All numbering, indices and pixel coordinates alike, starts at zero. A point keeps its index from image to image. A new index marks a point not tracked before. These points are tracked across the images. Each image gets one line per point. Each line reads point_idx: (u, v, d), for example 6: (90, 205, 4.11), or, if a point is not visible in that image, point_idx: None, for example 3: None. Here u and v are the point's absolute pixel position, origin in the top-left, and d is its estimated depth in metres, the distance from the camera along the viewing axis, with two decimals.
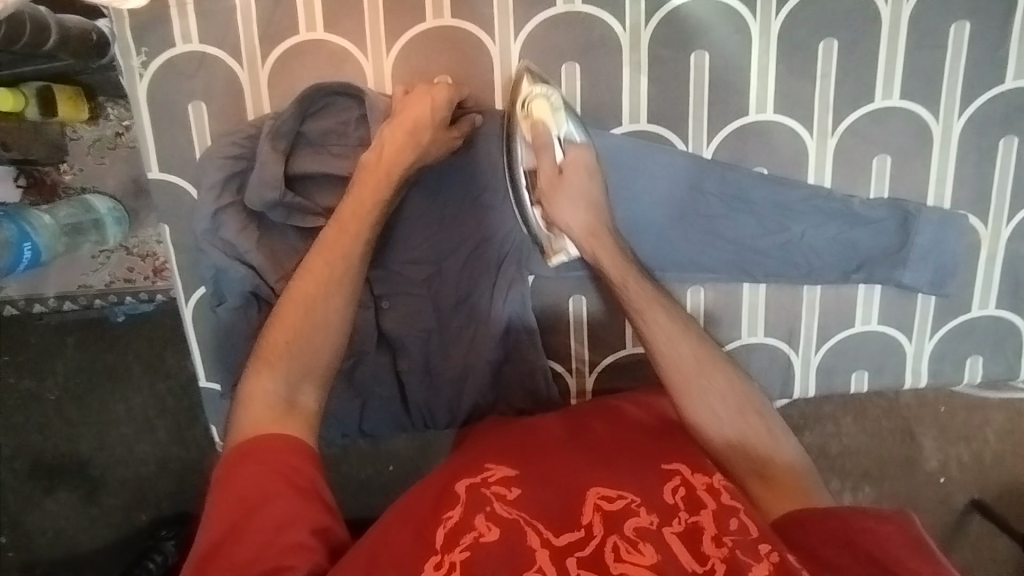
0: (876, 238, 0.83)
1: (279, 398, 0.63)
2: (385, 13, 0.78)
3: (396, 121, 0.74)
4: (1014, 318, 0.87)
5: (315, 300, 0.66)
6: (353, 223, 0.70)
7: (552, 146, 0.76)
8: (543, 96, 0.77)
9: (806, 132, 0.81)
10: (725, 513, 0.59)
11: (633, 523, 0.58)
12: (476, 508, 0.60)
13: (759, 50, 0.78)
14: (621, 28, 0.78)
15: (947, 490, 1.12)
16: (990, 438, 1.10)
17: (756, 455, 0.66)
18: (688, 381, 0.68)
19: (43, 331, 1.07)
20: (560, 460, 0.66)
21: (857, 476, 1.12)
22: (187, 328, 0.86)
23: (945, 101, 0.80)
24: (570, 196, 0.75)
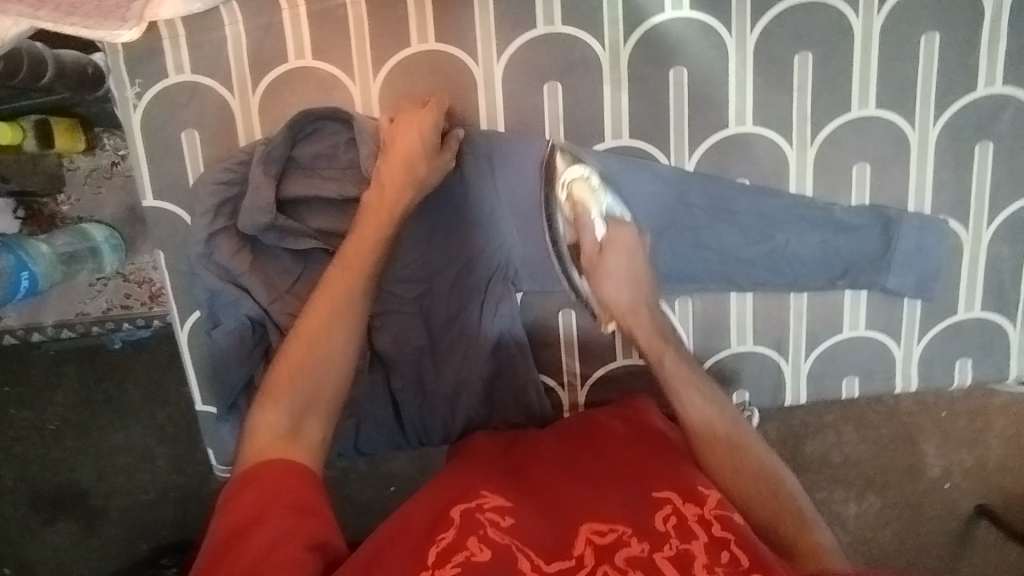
0: (860, 246, 0.84)
1: (283, 426, 0.63)
2: (371, 39, 0.80)
3: (388, 163, 0.75)
4: (1000, 319, 0.87)
5: (320, 334, 0.67)
6: (358, 261, 0.70)
7: (592, 225, 0.79)
8: (582, 178, 0.80)
9: (785, 143, 0.82)
10: (717, 545, 0.60)
11: (625, 552, 0.60)
12: (469, 531, 0.61)
13: (736, 65, 0.80)
14: (601, 47, 0.80)
15: (952, 497, 1.12)
16: (994, 445, 1.11)
17: (770, 500, 0.67)
18: (710, 442, 0.71)
19: (42, 361, 1.08)
20: (554, 493, 0.68)
21: (860, 486, 1.13)
22: (183, 352, 0.88)
23: (920, 109, 0.82)
24: (613, 275, 0.77)
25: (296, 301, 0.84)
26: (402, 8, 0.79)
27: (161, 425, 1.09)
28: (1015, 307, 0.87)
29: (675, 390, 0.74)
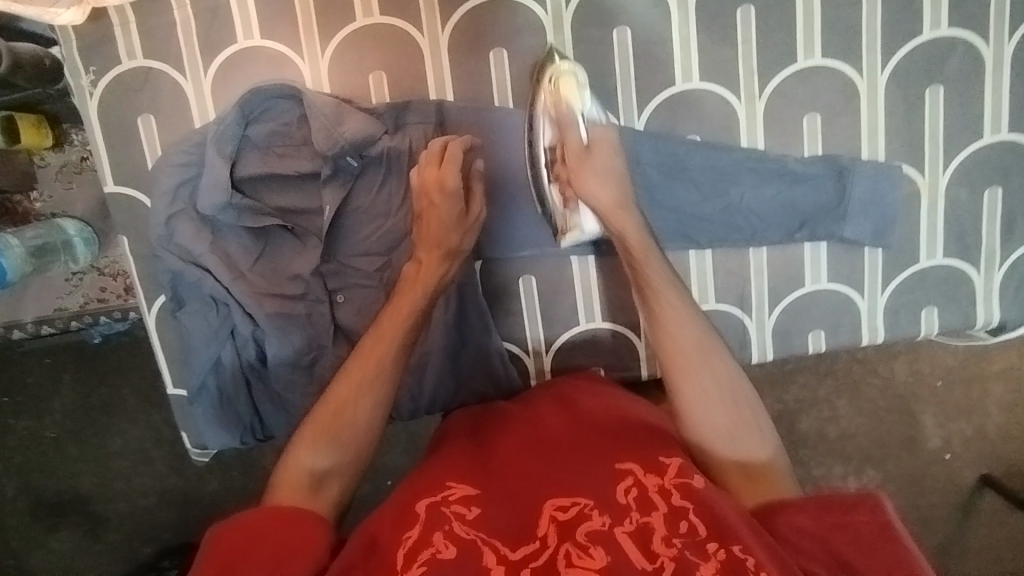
0: (815, 196, 0.84)
1: (307, 478, 0.64)
2: (316, 15, 0.81)
3: (423, 240, 0.76)
4: (963, 265, 0.87)
5: (347, 404, 0.67)
6: (389, 332, 0.70)
7: (576, 122, 0.77)
8: (570, 75, 0.79)
9: (734, 97, 0.83)
10: (676, 515, 0.58)
11: (585, 528, 0.57)
12: (434, 527, 0.59)
13: (679, 22, 0.81)
14: (543, 11, 0.80)
15: (955, 467, 1.16)
16: (993, 412, 1.16)
17: (742, 458, 0.64)
18: (682, 360, 0.67)
19: (39, 368, 1.11)
20: (520, 472, 0.66)
21: (858, 461, 1.17)
22: (151, 335, 0.89)
23: (867, 56, 0.82)
24: (595, 171, 0.73)
25: (256, 279, 0.85)
26: None
27: (155, 423, 1.12)
28: (978, 252, 0.86)
29: (656, 288, 0.69)
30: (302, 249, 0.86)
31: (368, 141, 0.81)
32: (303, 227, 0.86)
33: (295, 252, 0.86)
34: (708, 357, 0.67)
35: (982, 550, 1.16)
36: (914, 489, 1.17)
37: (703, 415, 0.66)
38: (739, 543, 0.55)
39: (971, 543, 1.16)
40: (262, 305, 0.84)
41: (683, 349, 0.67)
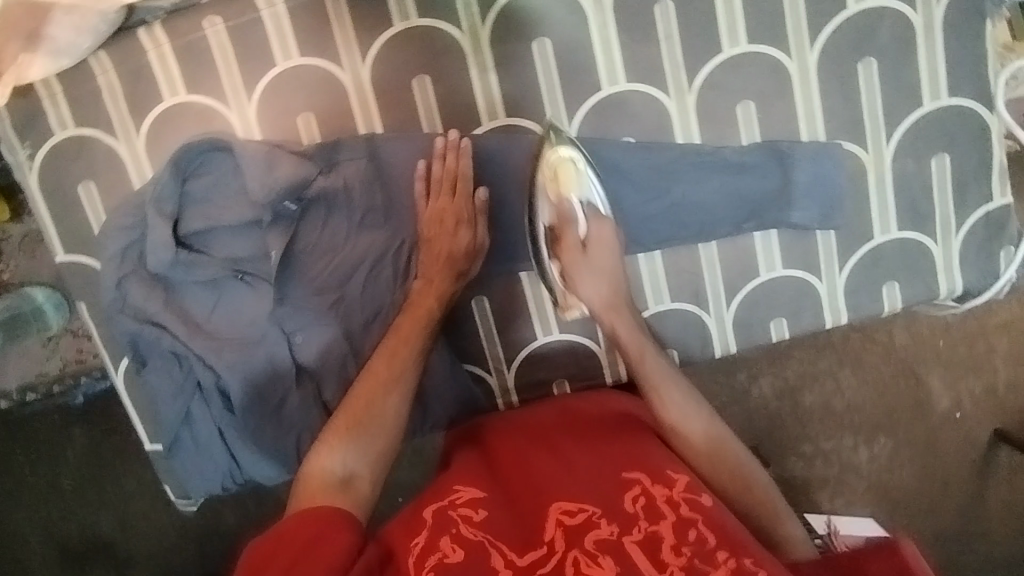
0: (759, 184, 0.83)
1: (336, 474, 0.70)
2: (237, 64, 0.81)
3: (430, 262, 0.82)
4: (919, 236, 0.85)
5: (375, 398, 0.75)
6: (408, 337, 0.79)
7: (575, 215, 0.79)
8: (571, 162, 0.79)
9: (663, 94, 0.81)
10: (684, 524, 0.61)
11: (593, 536, 0.61)
12: (442, 531, 0.64)
13: (597, 26, 0.79)
14: (460, 32, 0.80)
15: (969, 426, 1.18)
16: (1000, 367, 1.18)
17: (756, 503, 0.70)
18: (702, 446, 0.72)
19: (50, 422, 1.13)
20: (527, 482, 0.70)
21: (869, 429, 1.19)
22: (122, 395, 0.90)
23: (794, 37, 0.80)
24: (591, 269, 0.78)
25: (212, 330, 0.87)
26: (260, 29, 0.80)
27: None
28: (932, 222, 0.85)
29: (654, 386, 0.75)
30: (254, 294, 0.87)
31: (303, 183, 0.82)
32: (252, 273, 0.86)
33: (248, 298, 0.87)
34: (714, 435, 0.73)
35: (1003, 506, 1.18)
36: (928, 455, 1.18)
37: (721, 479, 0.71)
38: (747, 555, 0.59)
39: (991, 501, 1.18)
40: (221, 356, 0.85)
41: (691, 439, 0.72)
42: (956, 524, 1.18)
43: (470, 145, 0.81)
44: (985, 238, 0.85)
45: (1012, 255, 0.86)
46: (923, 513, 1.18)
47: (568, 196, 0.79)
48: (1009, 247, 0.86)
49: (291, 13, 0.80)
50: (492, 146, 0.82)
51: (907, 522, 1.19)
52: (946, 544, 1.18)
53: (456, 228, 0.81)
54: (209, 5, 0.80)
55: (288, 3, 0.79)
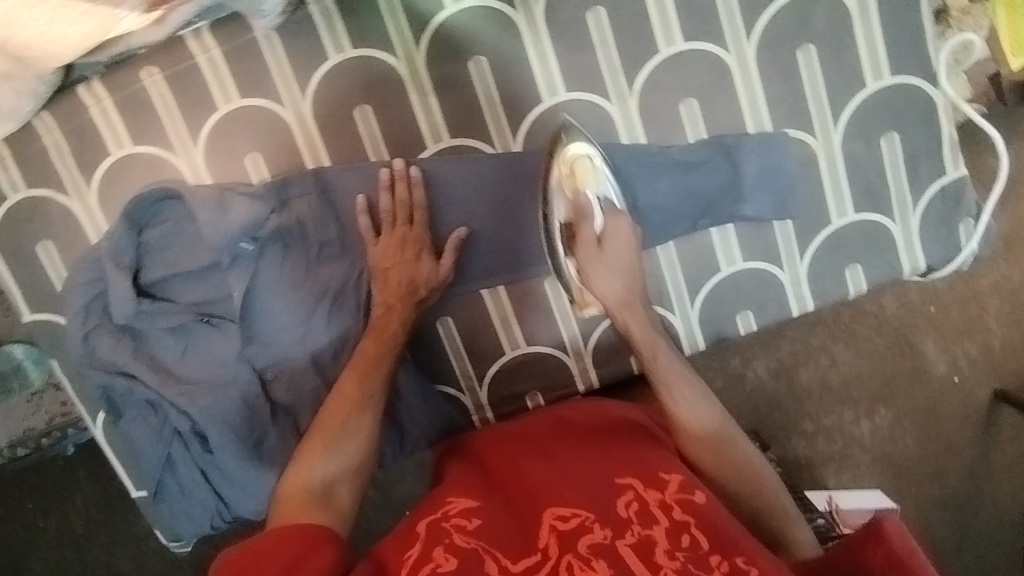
0: (710, 181, 0.83)
1: (315, 487, 0.74)
2: (180, 111, 0.81)
3: (385, 290, 0.82)
4: (875, 217, 0.85)
5: (346, 415, 0.78)
6: (371, 363, 0.80)
7: (591, 214, 0.79)
8: (586, 157, 0.79)
9: (604, 100, 0.81)
10: (678, 529, 0.63)
11: (588, 540, 0.63)
12: (434, 542, 0.66)
13: (531, 40, 0.79)
14: (396, 59, 0.80)
15: (968, 388, 1.21)
16: (993, 327, 1.22)
17: (757, 505, 0.73)
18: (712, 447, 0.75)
19: (56, 471, 1.17)
20: (523, 487, 0.72)
21: (870, 402, 1.22)
22: (103, 445, 0.92)
23: (729, 31, 0.80)
24: (608, 263, 0.78)
25: (183, 375, 0.86)
26: (198, 75, 0.80)
27: None
28: (888, 202, 0.84)
29: (668, 386, 0.78)
30: (223, 337, 0.87)
31: (257, 223, 0.82)
32: (219, 316, 0.87)
33: (217, 342, 0.87)
34: (719, 444, 0.75)
35: (1011, 465, 1.19)
36: (928, 420, 1.22)
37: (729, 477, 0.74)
38: (738, 555, 0.61)
39: (998, 461, 1.20)
40: (194, 401, 0.85)
41: (703, 440, 0.75)
42: (965, 487, 1.20)
43: (421, 174, 0.81)
44: (943, 213, 0.85)
45: (971, 227, 0.86)
46: (931, 479, 1.21)
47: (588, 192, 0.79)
48: (967, 220, 0.85)
49: (226, 57, 0.80)
50: (448, 170, 0.83)
51: (914, 490, 1.21)
52: (957, 508, 1.19)
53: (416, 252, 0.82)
54: (145, 56, 0.81)
55: (222, 46, 0.80)
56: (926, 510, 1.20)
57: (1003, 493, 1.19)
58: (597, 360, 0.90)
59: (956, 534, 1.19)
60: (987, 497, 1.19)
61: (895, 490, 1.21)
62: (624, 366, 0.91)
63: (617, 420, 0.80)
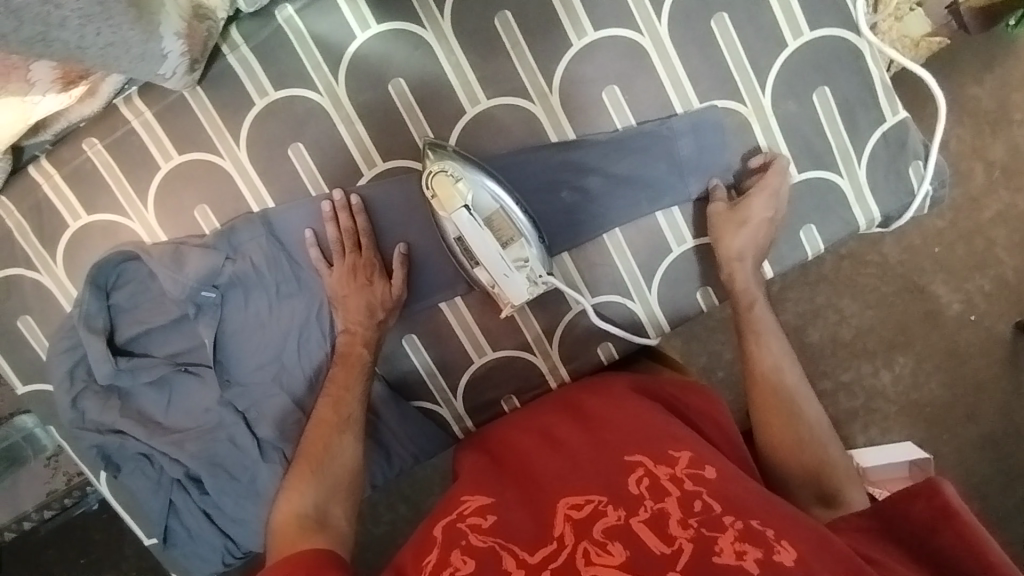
0: (643, 164, 0.83)
1: (311, 514, 0.71)
2: (126, 176, 0.85)
3: (347, 318, 0.84)
4: (822, 173, 0.83)
5: (331, 440, 0.78)
6: (346, 391, 0.81)
7: (467, 222, 0.78)
8: (444, 172, 0.78)
9: (526, 101, 0.82)
10: (689, 497, 0.59)
11: (601, 524, 0.59)
12: (452, 545, 0.62)
13: (445, 54, 0.81)
14: (319, 95, 0.82)
15: (986, 325, 1.22)
16: (1004, 258, 1.22)
17: (812, 471, 0.72)
18: (765, 399, 0.77)
19: (96, 528, 1.23)
20: (534, 483, 0.68)
21: (886, 351, 1.23)
22: (110, 500, 0.95)
23: (639, 14, 0.79)
24: (740, 222, 0.80)
25: (172, 425, 0.90)
26: (136, 139, 0.84)
27: None
28: (831, 157, 0.82)
29: (754, 334, 0.80)
30: (203, 385, 0.89)
31: (213, 272, 0.84)
32: (197, 364, 0.89)
33: (197, 390, 0.89)
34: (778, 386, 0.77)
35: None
36: (952, 363, 1.22)
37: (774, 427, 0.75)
38: (753, 516, 0.58)
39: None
40: (183, 447, 0.88)
41: (772, 388, 0.77)
42: (999, 424, 1.21)
43: (361, 201, 0.84)
44: (890, 159, 0.83)
45: (922, 169, 0.83)
46: (966, 422, 1.22)
47: (455, 210, 0.78)
48: (916, 162, 0.83)
49: (159, 118, 0.83)
50: (386, 194, 0.84)
51: (951, 435, 1.22)
52: (998, 447, 1.21)
53: (364, 283, 0.84)
54: (85, 128, 0.85)
55: (154, 108, 0.83)
56: (967, 453, 1.21)
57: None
58: (565, 355, 0.90)
59: (997, 474, 1.21)
60: None
61: (931, 439, 1.22)
62: (593, 359, 0.90)
63: (630, 401, 0.76)
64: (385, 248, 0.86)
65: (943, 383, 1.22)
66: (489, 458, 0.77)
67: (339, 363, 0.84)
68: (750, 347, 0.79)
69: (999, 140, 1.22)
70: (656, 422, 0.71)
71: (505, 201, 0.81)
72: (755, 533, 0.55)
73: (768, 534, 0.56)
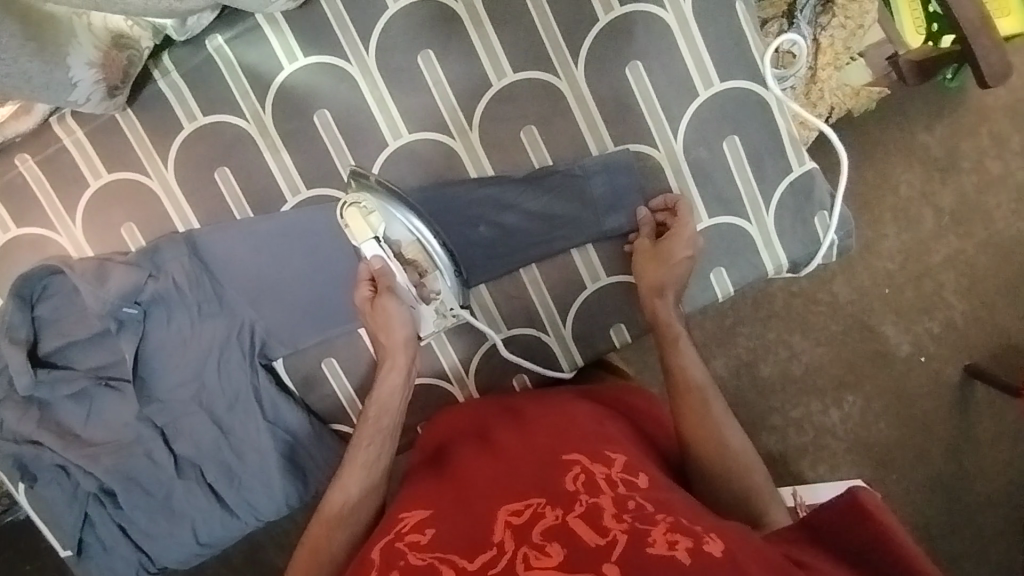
0: (559, 203, 0.86)
1: None
2: (56, 191, 0.87)
3: (375, 329, 0.81)
4: (733, 218, 0.85)
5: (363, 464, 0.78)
6: (383, 410, 0.80)
7: (374, 252, 0.82)
8: (357, 204, 0.82)
9: (447, 137, 0.85)
10: (623, 498, 0.58)
11: (540, 527, 0.56)
12: (391, 565, 0.57)
13: (369, 88, 0.84)
14: (245, 121, 0.85)
15: (936, 366, 1.23)
16: (953, 302, 1.23)
17: (738, 471, 0.73)
18: (693, 408, 0.76)
19: (24, 541, 1.21)
20: (471, 490, 0.66)
21: (835, 390, 1.24)
22: (27, 510, 0.92)
23: (556, 59, 0.83)
24: (668, 269, 0.80)
25: (91, 437, 0.89)
26: (67, 156, 0.86)
27: None
28: (740, 203, 0.85)
29: (681, 358, 0.78)
30: (123, 399, 0.89)
31: (136, 289, 0.85)
32: (119, 378, 0.90)
33: (117, 405, 0.89)
34: (699, 402, 0.76)
35: (992, 439, 1.22)
36: (900, 404, 1.23)
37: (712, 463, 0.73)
38: (683, 514, 0.57)
39: (981, 437, 1.22)
40: (99, 461, 0.87)
41: (692, 397, 0.76)
42: (949, 466, 1.23)
43: (286, 227, 0.86)
44: (797, 207, 0.85)
45: (827, 219, 0.86)
46: (914, 462, 1.23)
47: (365, 240, 0.82)
48: (821, 212, 0.86)
49: (90, 137, 0.86)
50: (309, 220, 0.86)
51: (898, 475, 1.23)
52: (944, 489, 1.23)
53: (384, 294, 0.81)
54: (19, 144, 0.87)
55: (86, 128, 0.86)
56: (913, 493, 1.23)
57: (990, 468, 1.22)
58: (480, 386, 0.91)
59: (946, 513, 1.22)
60: (973, 475, 1.22)
61: (878, 479, 1.23)
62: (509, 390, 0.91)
63: (568, 407, 0.77)
64: (306, 275, 0.89)
65: (890, 422, 1.24)
66: (439, 471, 0.73)
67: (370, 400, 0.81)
68: (683, 368, 0.78)
69: (948, 187, 1.23)
70: (587, 427, 0.72)
71: (423, 232, 0.84)
72: (684, 526, 0.55)
73: (697, 528, 0.55)
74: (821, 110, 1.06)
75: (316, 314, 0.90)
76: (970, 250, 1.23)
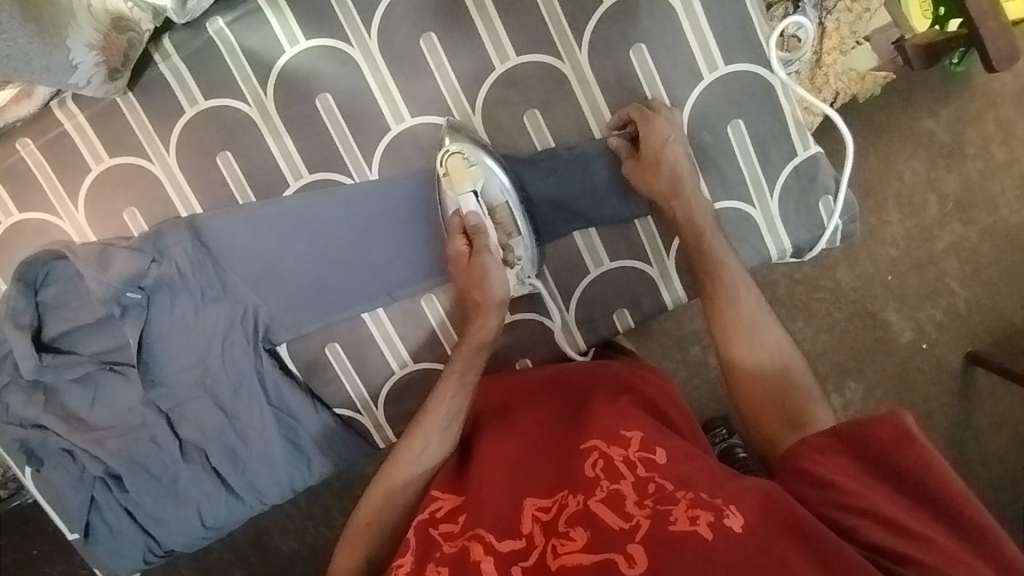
0: (568, 186, 0.86)
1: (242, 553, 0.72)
2: (58, 177, 0.87)
3: (466, 285, 0.81)
4: (736, 203, 0.85)
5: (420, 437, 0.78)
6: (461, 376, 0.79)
7: (469, 203, 0.82)
8: (460, 154, 0.82)
9: (450, 121, 0.85)
10: (642, 480, 0.60)
11: (565, 516, 0.60)
12: (428, 556, 0.63)
13: (372, 72, 0.83)
14: (247, 105, 0.84)
15: (938, 353, 1.23)
16: (956, 289, 1.22)
17: (781, 373, 0.73)
18: (726, 314, 0.76)
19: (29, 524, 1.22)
20: (497, 471, 0.69)
21: (837, 376, 1.24)
22: (34, 492, 0.93)
23: (560, 42, 0.83)
24: (663, 167, 0.80)
25: (94, 423, 0.89)
26: (69, 141, 0.86)
27: None
28: (744, 188, 0.85)
29: (720, 278, 0.78)
30: (127, 384, 0.89)
31: (139, 275, 0.84)
32: (123, 363, 0.89)
33: (120, 390, 0.89)
34: (729, 305, 0.76)
35: (992, 427, 1.23)
36: (902, 390, 1.24)
37: (753, 390, 0.73)
38: (702, 488, 0.58)
39: (981, 424, 1.23)
40: (106, 444, 0.88)
41: (724, 304, 0.77)
42: (948, 452, 1.23)
43: (289, 210, 0.86)
44: (801, 193, 0.85)
45: (832, 204, 0.85)
46: None
47: (462, 191, 0.82)
48: (825, 197, 0.85)
49: (92, 122, 0.85)
50: (312, 204, 0.86)
51: None
52: None
53: (480, 253, 0.80)
54: (20, 129, 0.86)
55: (86, 112, 0.85)
56: None
57: (989, 455, 1.23)
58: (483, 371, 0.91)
59: None
60: (972, 461, 1.23)
61: None
62: None
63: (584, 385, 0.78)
64: (310, 257, 0.88)
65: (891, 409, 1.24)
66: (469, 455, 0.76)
67: (458, 350, 0.81)
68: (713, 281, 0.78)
69: (953, 173, 1.22)
70: (601, 407, 0.71)
71: (514, 196, 0.84)
72: (703, 500, 0.56)
73: (716, 501, 0.56)
74: (825, 95, 1.05)
75: (319, 299, 0.90)
76: (975, 237, 1.22)
